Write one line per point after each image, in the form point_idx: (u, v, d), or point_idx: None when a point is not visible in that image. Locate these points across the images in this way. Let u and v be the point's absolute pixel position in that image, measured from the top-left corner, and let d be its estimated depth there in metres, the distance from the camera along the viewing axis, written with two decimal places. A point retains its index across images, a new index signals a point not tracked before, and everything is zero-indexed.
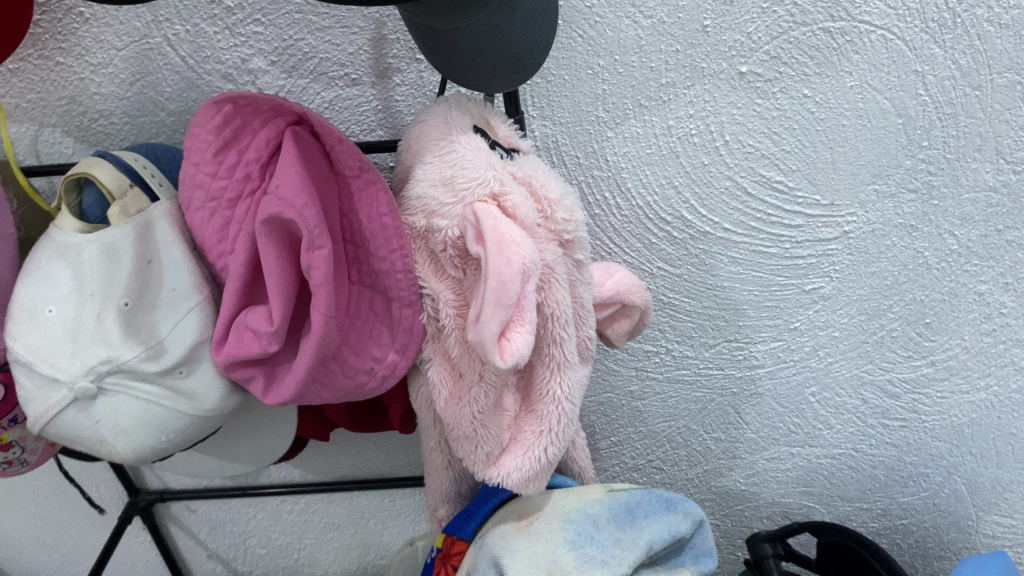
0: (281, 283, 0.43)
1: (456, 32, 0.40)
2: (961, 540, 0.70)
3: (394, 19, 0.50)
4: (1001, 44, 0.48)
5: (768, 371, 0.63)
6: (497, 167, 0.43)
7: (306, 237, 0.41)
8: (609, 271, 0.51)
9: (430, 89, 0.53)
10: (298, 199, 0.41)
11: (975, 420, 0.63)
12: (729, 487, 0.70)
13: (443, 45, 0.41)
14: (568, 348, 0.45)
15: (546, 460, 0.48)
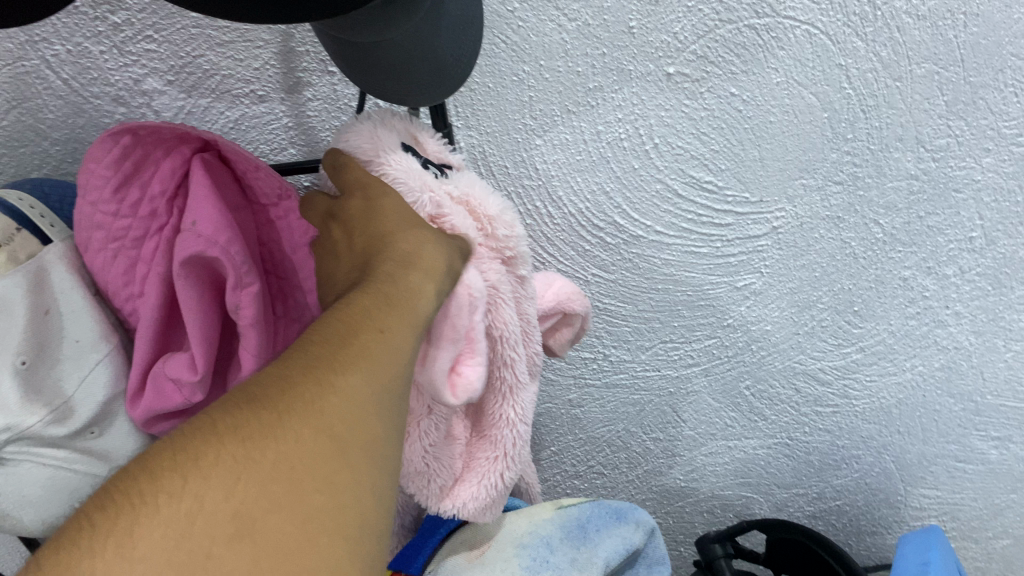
0: (203, 326, 0.38)
1: (380, 47, 0.37)
2: (890, 514, 0.73)
3: (302, 31, 0.47)
4: (919, 35, 0.48)
5: (703, 369, 0.63)
6: (434, 187, 0.39)
7: (229, 275, 0.36)
8: (547, 282, 0.49)
9: (345, 102, 0.50)
10: (218, 233, 0.36)
11: (902, 400, 0.65)
12: (669, 484, 0.70)
13: (366, 62, 0.38)
14: (518, 369, 0.43)
15: (502, 485, 0.46)
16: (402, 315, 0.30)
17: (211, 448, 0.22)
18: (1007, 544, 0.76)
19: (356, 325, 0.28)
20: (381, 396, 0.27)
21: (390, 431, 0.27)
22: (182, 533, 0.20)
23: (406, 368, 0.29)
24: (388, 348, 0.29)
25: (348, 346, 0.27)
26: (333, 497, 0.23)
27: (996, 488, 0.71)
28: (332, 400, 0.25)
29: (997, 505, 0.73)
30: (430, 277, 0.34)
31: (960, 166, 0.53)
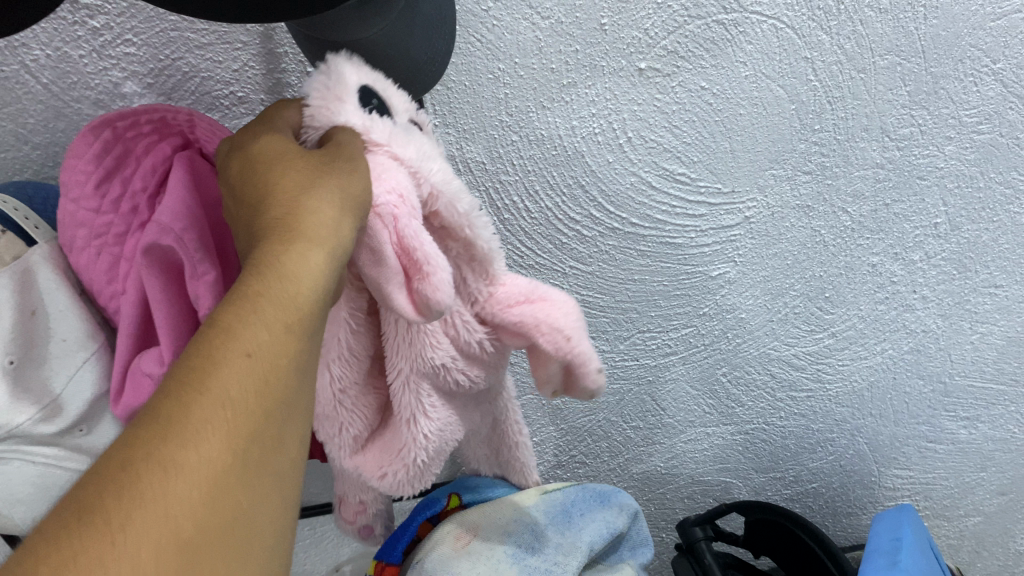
0: (171, 321, 0.36)
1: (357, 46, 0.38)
2: (865, 495, 0.74)
3: (281, 32, 0.47)
4: (881, 29, 0.50)
5: (680, 357, 0.64)
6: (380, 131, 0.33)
7: (188, 266, 0.35)
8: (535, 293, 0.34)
9: None
10: (177, 222, 0.35)
11: (873, 383, 0.67)
12: (649, 472, 0.71)
13: None
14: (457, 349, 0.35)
15: (416, 467, 0.37)
16: (281, 329, 0.23)
17: None
18: (977, 522, 0.78)
19: (218, 366, 0.21)
20: (249, 465, 0.20)
21: (264, 505, 0.21)
22: None
23: (288, 402, 0.23)
24: (262, 388, 0.21)
25: (203, 401, 0.20)
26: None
27: (966, 466, 0.74)
28: (178, 506, 0.18)
29: (967, 482, 0.75)
30: (323, 256, 0.25)
31: (924, 154, 0.55)
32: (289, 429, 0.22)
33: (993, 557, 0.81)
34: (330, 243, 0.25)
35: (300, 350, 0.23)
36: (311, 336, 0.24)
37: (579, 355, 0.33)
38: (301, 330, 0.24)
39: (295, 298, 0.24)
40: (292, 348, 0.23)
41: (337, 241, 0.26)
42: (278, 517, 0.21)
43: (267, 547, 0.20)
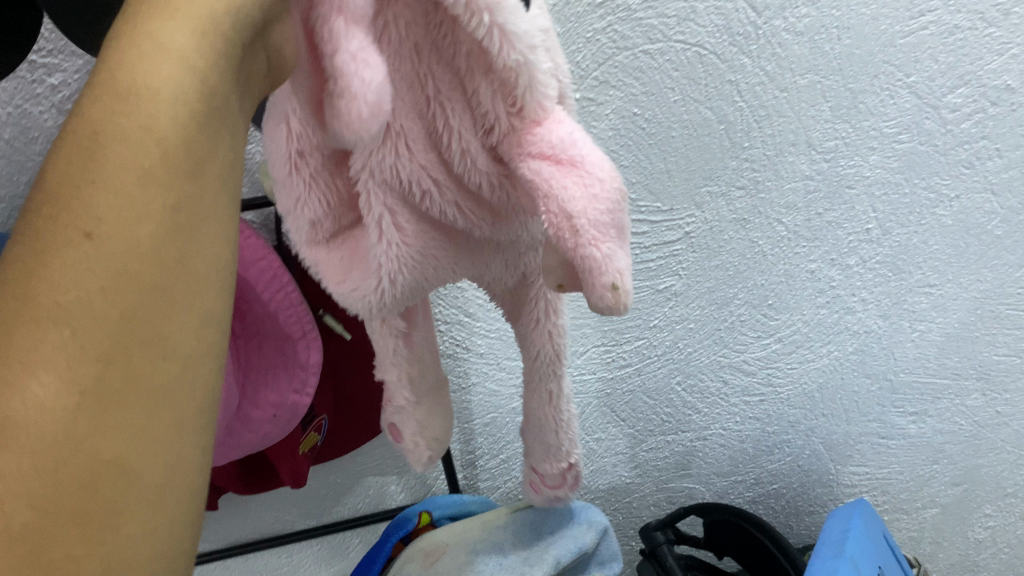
0: None
1: None
2: (825, 493, 0.77)
3: None
4: (799, 51, 0.54)
5: (636, 369, 0.67)
6: None
7: None
8: (563, 150, 0.28)
9: None
10: None
11: (822, 384, 0.70)
12: (614, 482, 0.73)
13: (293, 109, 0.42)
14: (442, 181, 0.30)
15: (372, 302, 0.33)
16: (134, 187, 0.19)
17: None
18: (935, 512, 0.81)
19: (49, 270, 0.18)
20: (105, 393, 0.18)
21: (186, 316, 0.20)
22: None
23: (177, 275, 0.20)
24: (114, 282, 0.18)
25: (78, 216, 0.19)
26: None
27: (919, 459, 0.77)
28: (9, 495, 0.16)
29: (921, 475, 0.78)
30: (185, 63, 0.20)
31: (850, 165, 0.59)
32: (177, 310, 0.20)
33: (954, 547, 0.84)
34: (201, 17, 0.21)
35: (176, 199, 0.20)
36: (199, 175, 0.21)
37: (590, 252, 0.27)
38: (177, 170, 0.20)
39: (152, 131, 0.20)
40: (170, 204, 0.20)
41: (209, 18, 0.21)
42: (173, 430, 0.19)
43: (162, 467, 0.19)
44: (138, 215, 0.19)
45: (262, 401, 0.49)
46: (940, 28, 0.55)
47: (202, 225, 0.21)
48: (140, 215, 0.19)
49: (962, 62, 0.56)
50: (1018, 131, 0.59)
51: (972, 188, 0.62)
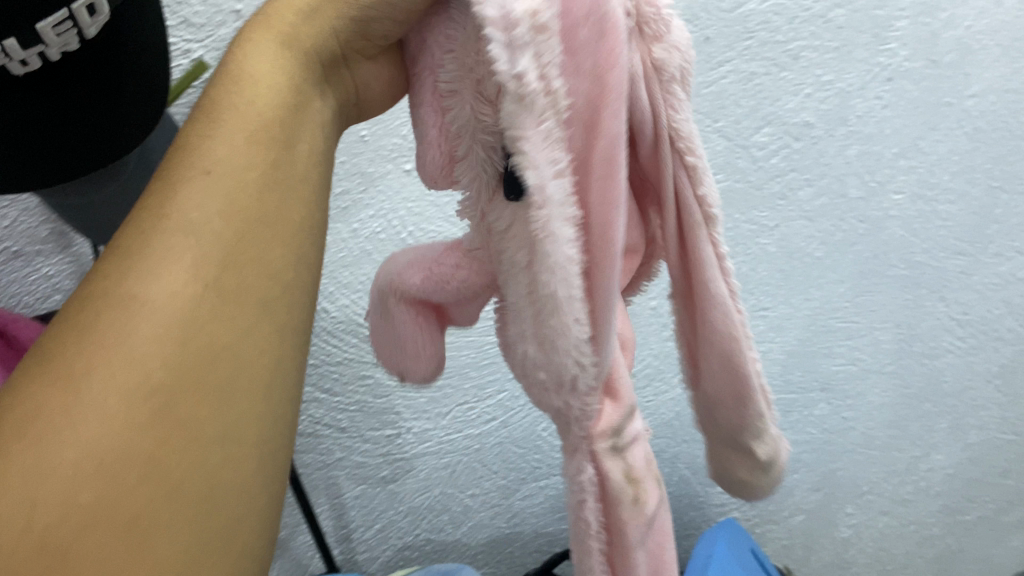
0: None
1: (96, 205, 0.41)
2: (698, 515, 0.80)
3: (23, 204, 0.52)
4: None
5: (501, 422, 0.68)
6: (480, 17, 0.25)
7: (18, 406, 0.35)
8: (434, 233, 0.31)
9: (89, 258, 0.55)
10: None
11: (680, 412, 0.74)
12: (494, 534, 0.71)
13: (90, 216, 0.42)
14: None
15: None
16: (241, 146, 0.26)
17: (71, 364, 0.21)
18: (802, 519, 0.85)
19: (180, 197, 0.25)
20: (220, 296, 0.24)
21: (275, 258, 0.26)
22: (107, 412, 0.21)
23: (261, 220, 0.26)
24: (224, 211, 0.25)
25: (200, 159, 0.26)
26: (169, 478, 0.21)
27: None
28: (146, 348, 0.22)
29: (785, 486, 0.82)
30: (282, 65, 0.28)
31: None
32: (264, 248, 0.26)
33: (824, 549, 0.87)
34: (286, 35, 0.28)
35: (270, 167, 0.27)
36: (290, 152, 0.28)
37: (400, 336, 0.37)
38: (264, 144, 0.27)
39: (254, 107, 0.27)
40: (264, 163, 0.27)
41: (298, 32, 0.28)
42: (263, 343, 0.25)
43: (252, 362, 0.24)
44: (242, 172, 0.26)
45: None
46: (737, 77, 0.64)
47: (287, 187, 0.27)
48: (239, 172, 0.26)
49: (763, 103, 0.65)
50: (821, 161, 0.68)
51: (789, 217, 0.70)
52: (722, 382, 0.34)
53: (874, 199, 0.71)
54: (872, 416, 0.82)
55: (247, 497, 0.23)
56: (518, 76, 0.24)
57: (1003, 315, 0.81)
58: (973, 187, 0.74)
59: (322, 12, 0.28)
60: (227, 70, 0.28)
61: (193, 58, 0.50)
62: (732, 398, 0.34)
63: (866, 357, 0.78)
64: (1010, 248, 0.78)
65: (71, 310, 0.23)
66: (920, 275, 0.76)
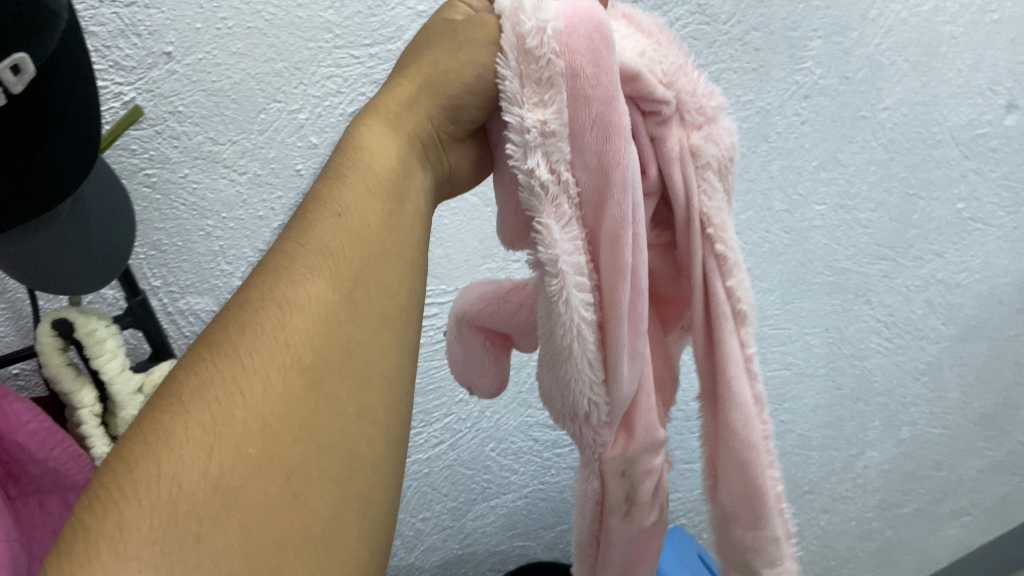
0: None
1: (28, 254, 0.40)
2: None
3: None
4: None
5: (449, 445, 0.68)
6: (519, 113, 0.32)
7: None
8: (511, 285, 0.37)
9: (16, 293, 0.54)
10: None
11: None
12: (447, 555, 0.71)
13: (25, 269, 0.41)
14: None
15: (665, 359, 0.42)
16: (362, 192, 0.31)
17: (227, 350, 0.24)
18: None
19: (313, 229, 0.29)
20: (355, 302, 0.27)
21: (389, 289, 0.29)
22: (257, 390, 0.24)
23: (381, 239, 0.30)
24: (351, 241, 0.29)
25: (327, 200, 0.30)
26: (321, 443, 0.24)
27: None
28: (291, 337, 0.25)
29: None
30: (389, 132, 0.34)
31: None
32: (382, 276, 0.29)
33: None
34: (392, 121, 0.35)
35: (385, 213, 0.31)
36: (399, 204, 0.32)
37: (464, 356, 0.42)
38: (380, 184, 0.32)
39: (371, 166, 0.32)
40: (379, 206, 0.31)
41: (401, 121, 0.35)
42: (391, 343, 0.28)
43: (384, 357, 0.27)
44: (360, 213, 0.30)
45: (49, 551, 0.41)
46: None
47: (403, 216, 0.32)
48: (361, 213, 0.30)
49: None
50: (746, 177, 0.71)
51: None
52: (736, 486, 0.36)
53: (797, 211, 0.74)
54: (808, 418, 0.85)
55: (386, 474, 0.25)
56: (529, 171, 0.31)
57: (926, 314, 0.85)
58: (890, 195, 0.78)
59: (418, 105, 0.35)
60: (347, 144, 0.34)
61: (125, 100, 0.50)
62: (744, 510, 0.36)
63: (798, 362, 0.81)
64: (929, 251, 0.82)
65: (227, 310, 0.26)
66: (845, 281, 0.79)
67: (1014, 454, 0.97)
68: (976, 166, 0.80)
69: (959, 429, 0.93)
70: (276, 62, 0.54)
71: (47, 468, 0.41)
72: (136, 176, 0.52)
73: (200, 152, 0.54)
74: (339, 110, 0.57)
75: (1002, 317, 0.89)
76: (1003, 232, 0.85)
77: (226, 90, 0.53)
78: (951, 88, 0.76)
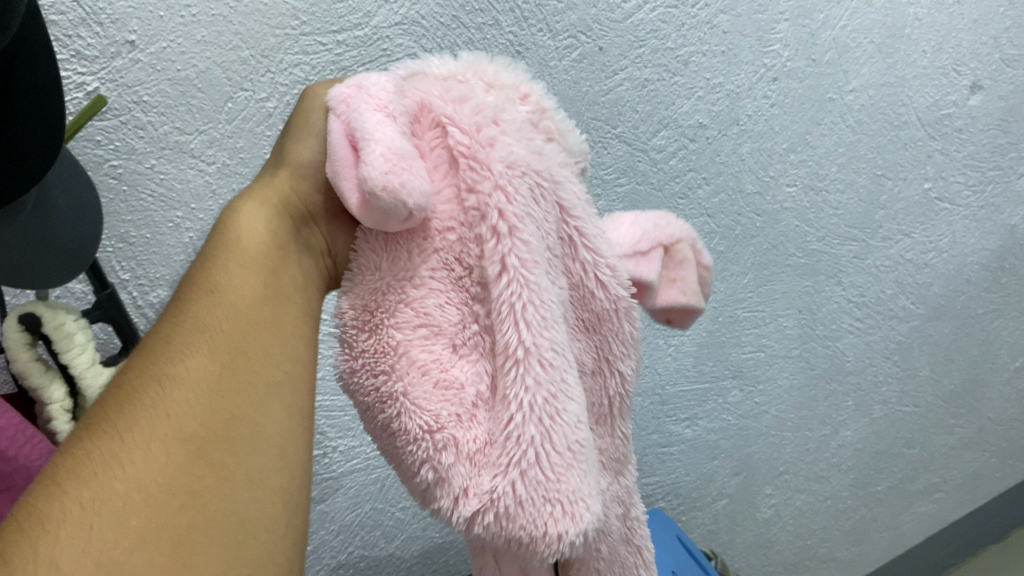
0: None
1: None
2: None
3: None
4: None
5: None
6: None
7: None
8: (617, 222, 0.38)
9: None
10: None
11: None
12: (428, 543, 0.71)
13: None
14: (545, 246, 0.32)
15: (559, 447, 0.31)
16: (239, 274, 0.30)
17: (102, 425, 0.25)
18: (725, 503, 0.88)
19: (192, 310, 0.29)
20: (236, 374, 0.27)
21: (275, 353, 0.29)
22: (135, 459, 0.24)
23: (269, 311, 0.30)
24: (236, 316, 0.29)
25: (203, 284, 0.30)
26: (208, 504, 0.24)
27: (700, 460, 0.84)
28: (172, 402, 0.25)
29: (705, 472, 0.85)
30: (263, 207, 0.33)
31: None
32: (264, 349, 0.29)
33: (748, 530, 0.90)
34: (269, 203, 0.33)
35: (265, 294, 0.30)
36: (278, 280, 0.31)
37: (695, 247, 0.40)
38: (255, 254, 0.31)
39: (247, 245, 0.31)
40: (261, 286, 0.30)
41: (279, 198, 0.33)
42: (283, 413, 0.28)
43: (275, 426, 0.27)
44: (245, 296, 0.30)
45: None
46: (633, 83, 0.66)
47: (293, 294, 0.32)
48: (240, 295, 0.30)
49: (658, 109, 0.68)
50: (717, 160, 0.72)
51: (690, 214, 0.73)
52: None
53: (768, 193, 0.75)
54: (782, 399, 0.86)
55: (278, 536, 0.25)
56: None
57: (896, 294, 0.86)
58: (860, 176, 0.78)
59: (300, 182, 0.34)
60: (219, 226, 0.32)
61: (88, 90, 0.49)
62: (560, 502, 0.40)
63: (773, 344, 0.82)
64: (898, 231, 0.83)
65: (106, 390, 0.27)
66: (817, 262, 0.80)
67: (983, 430, 1.00)
68: (942, 146, 0.81)
69: (930, 406, 0.95)
70: (242, 50, 0.53)
71: (15, 466, 0.38)
72: (101, 168, 0.51)
73: (166, 143, 0.53)
74: None
75: (969, 294, 0.90)
76: (969, 211, 0.86)
77: (191, 78, 0.52)
78: (917, 69, 0.77)
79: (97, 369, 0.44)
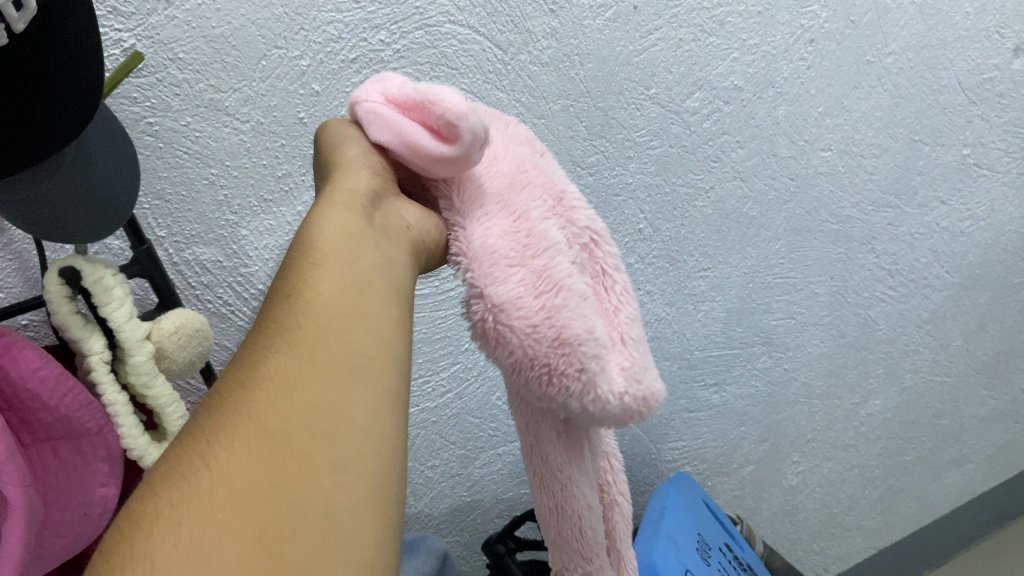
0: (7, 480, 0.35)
1: (33, 201, 0.40)
2: (651, 472, 0.82)
3: None
4: (547, 79, 0.63)
5: (456, 394, 0.68)
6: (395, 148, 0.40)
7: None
8: None
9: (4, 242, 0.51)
10: None
11: None
12: (455, 502, 0.72)
13: (25, 214, 0.40)
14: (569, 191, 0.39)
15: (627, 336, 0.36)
16: (317, 274, 0.29)
17: (195, 427, 0.24)
18: (751, 470, 0.88)
19: (275, 315, 0.28)
20: (321, 363, 0.26)
21: (365, 343, 0.28)
22: (223, 454, 0.23)
23: (355, 299, 0.29)
24: (320, 313, 0.28)
25: (283, 290, 0.29)
26: (300, 489, 0.22)
27: (727, 425, 0.84)
28: (260, 395, 0.24)
29: (732, 438, 0.85)
30: (333, 206, 0.32)
31: (614, 174, 0.68)
32: (351, 339, 0.27)
33: (774, 497, 0.90)
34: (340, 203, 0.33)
35: (346, 286, 0.29)
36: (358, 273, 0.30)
37: None
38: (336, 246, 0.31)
39: (320, 242, 0.31)
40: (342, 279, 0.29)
41: (347, 198, 0.33)
42: (372, 398, 0.26)
43: (370, 414, 0.26)
44: (328, 295, 0.29)
45: (67, 504, 0.39)
46: (668, 44, 0.65)
47: (378, 282, 0.30)
48: (321, 295, 0.29)
49: (692, 70, 0.67)
50: (751, 123, 0.71)
51: (723, 178, 0.72)
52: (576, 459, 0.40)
53: (802, 157, 0.74)
54: (812, 366, 0.85)
55: (376, 519, 0.23)
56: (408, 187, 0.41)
57: (930, 262, 0.85)
58: (895, 141, 0.77)
59: (363, 182, 0.35)
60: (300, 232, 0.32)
61: (125, 47, 0.49)
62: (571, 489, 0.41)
63: (803, 311, 0.81)
64: (933, 198, 0.82)
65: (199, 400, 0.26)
66: (850, 229, 0.79)
67: (1015, 401, 0.99)
68: (982, 111, 0.80)
69: (962, 375, 0.94)
70: (276, 7, 0.53)
71: (59, 416, 0.39)
72: (139, 125, 0.51)
73: (202, 101, 0.53)
74: (339, 56, 0.57)
75: (1007, 263, 0.89)
76: (1008, 178, 0.84)
77: (226, 36, 0.52)
78: (959, 32, 0.75)
79: (136, 323, 0.44)
